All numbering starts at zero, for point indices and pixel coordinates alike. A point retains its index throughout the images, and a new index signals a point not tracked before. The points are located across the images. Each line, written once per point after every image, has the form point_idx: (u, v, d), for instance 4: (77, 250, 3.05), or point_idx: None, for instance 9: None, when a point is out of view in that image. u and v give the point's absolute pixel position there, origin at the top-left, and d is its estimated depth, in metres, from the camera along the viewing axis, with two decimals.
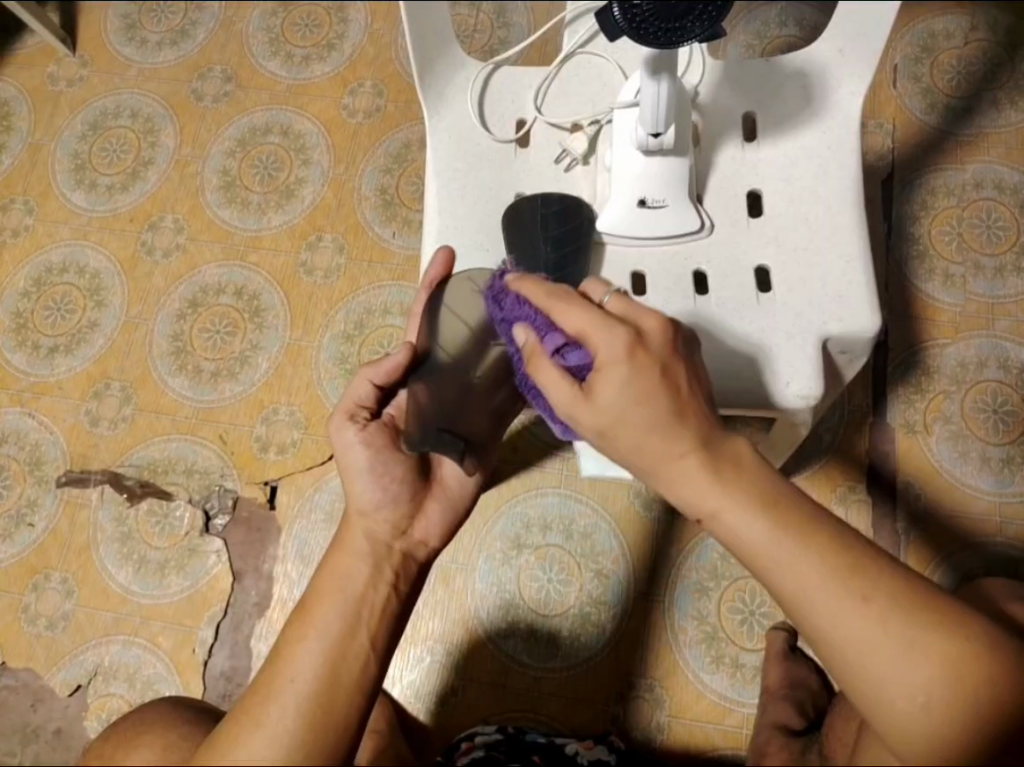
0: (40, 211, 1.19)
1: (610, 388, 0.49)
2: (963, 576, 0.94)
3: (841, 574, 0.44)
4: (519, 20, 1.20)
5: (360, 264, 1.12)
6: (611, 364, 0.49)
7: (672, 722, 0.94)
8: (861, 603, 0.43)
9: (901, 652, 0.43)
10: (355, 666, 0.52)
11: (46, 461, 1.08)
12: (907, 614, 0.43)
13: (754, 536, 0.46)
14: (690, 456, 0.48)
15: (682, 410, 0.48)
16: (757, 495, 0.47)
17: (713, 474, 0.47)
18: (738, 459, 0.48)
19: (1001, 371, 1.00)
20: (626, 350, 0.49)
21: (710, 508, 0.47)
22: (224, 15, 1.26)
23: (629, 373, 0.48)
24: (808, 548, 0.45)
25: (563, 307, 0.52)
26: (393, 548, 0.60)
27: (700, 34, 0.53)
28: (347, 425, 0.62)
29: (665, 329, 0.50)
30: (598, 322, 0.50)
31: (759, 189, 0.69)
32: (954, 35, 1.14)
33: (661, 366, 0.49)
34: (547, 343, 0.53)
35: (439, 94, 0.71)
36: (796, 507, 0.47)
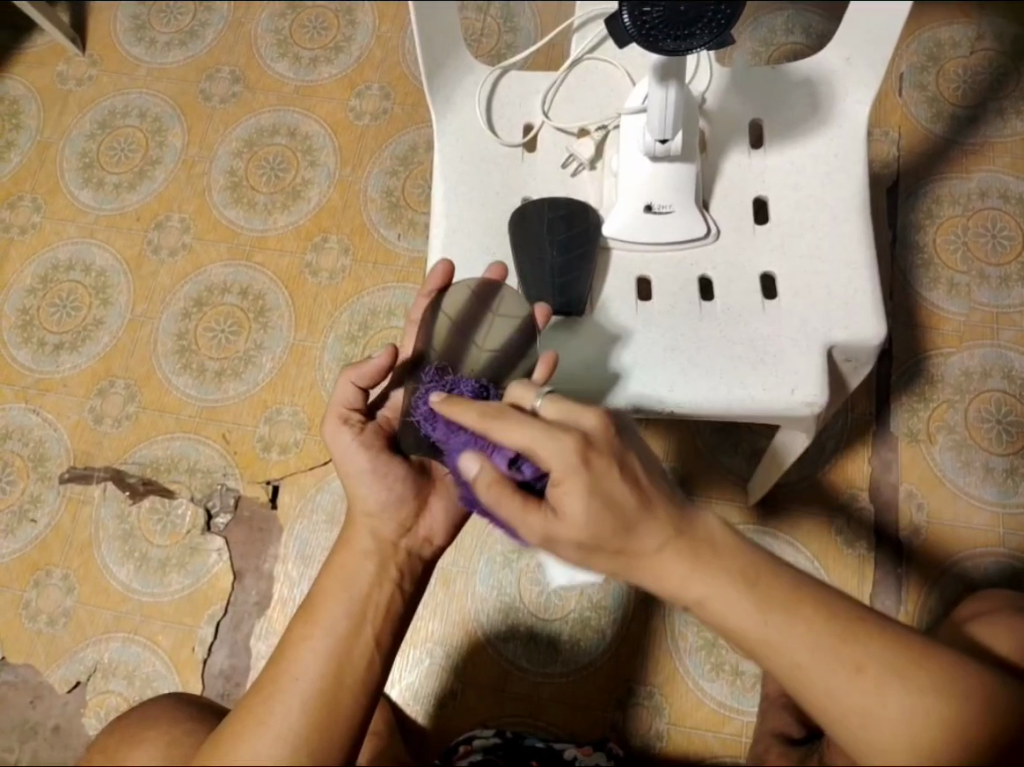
0: (48, 209, 1.20)
1: (572, 503, 0.45)
2: (964, 587, 0.94)
3: (834, 645, 0.44)
4: (527, 24, 1.21)
5: (365, 265, 1.13)
6: (569, 478, 0.44)
7: (672, 728, 0.93)
8: (855, 674, 0.43)
9: (898, 717, 0.43)
10: (360, 665, 0.53)
11: (49, 458, 1.08)
12: (903, 677, 0.43)
13: (743, 620, 0.44)
14: (667, 546, 0.45)
15: (644, 500, 0.45)
16: (737, 572, 0.45)
17: (691, 558, 0.45)
18: (710, 534, 0.46)
19: (1005, 381, 1.00)
20: (579, 460, 0.44)
21: (693, 595, 0.45)
22: (233, 16, 1.27)
23: (589, 487, 0.44)
24: (798, 624, 0.44)
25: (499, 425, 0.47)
26: (397, 547, 0.59)
27: (708, 42, 0.54)
28: (343, 428, 0.61)
29: (607, 422, 0.46)
30: (540, 435, 0.45)
31: (765, 196, 0.69)
32: (960, 45, 1.14)
33: (614, 466, 0.45)
34: (497, 458, 0.50)
35: (446, 98, 0.71)
36: (780, 581, 0.45)
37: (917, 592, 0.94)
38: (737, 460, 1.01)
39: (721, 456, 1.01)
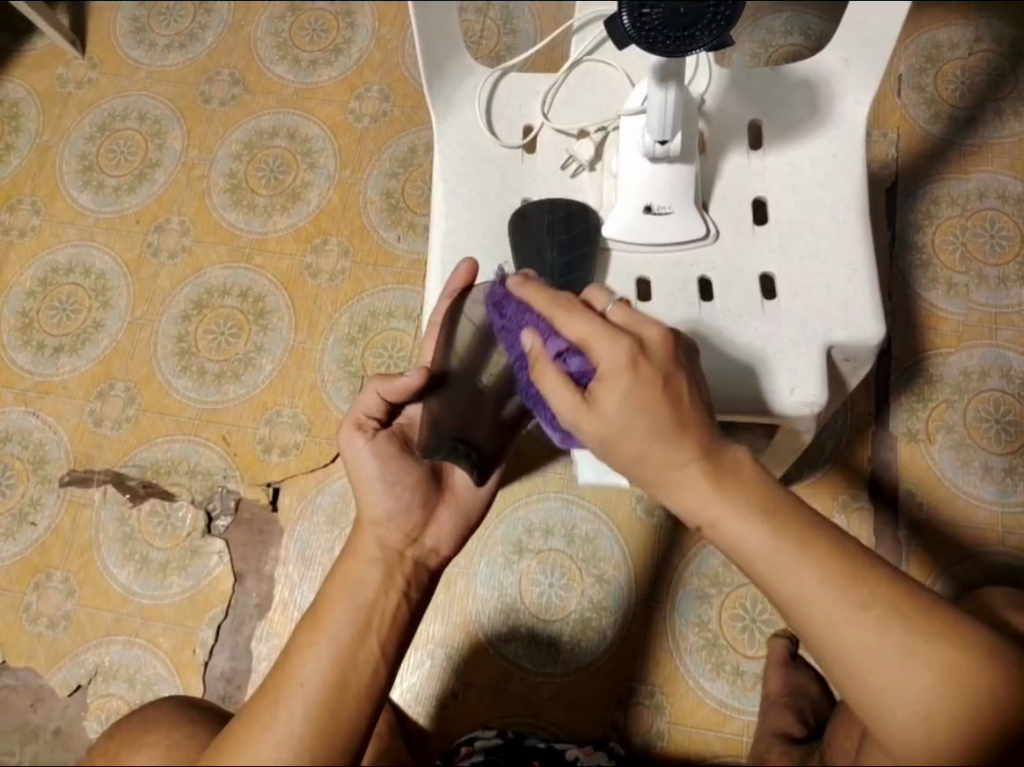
0: (47, 212, 1.20)
1: (611, 397, 0.48)
2: (964, 585, 0.94)
3: (842, 584, 0.44)
4: (526, 27, 1.21)
5: (365, 267, 1.13)
6: (614, 373, 0.48)
7: (673, 728, 0.94)
8: (860, 611, 0.44)
9: (901, 660, 0.43)
10: (364, 671, 0.53)
11: (49, 460, 1.08)
12: (906, 621, 0.44)
13: (755, 544, 0.46)
14: (693, 464, 0.47)
15: (682, 418, 0.47)
16: (755, 501, 0.47)
17: (714, 479, 0.47)
18: (736, 466, 0.48)
19: (1004, 381, 1.01)
20: (628, 360, 0.48)
21: (710, 515, 0.47)
22: (233, 19, 1.27)
23: (631, 383, 0.47)
24: (809, 558, 0.45)
25: (567, 315, 0.51)
26: (403, 554, 0.60)
27: (707, 44, 0.54)
28: (358, 437, 0.62)
29: (669, 339, 0.49)
30: (600, 332, 0.49)
31: (764, 197, 0.69)
32: (958, 46, 1.15)
33: (664, 374, 0.48)
34: (550, 347, 0.52)
35: (447, 99, 0.71)
36: (795, 514, 0.47)
37: None
38: None
39: None
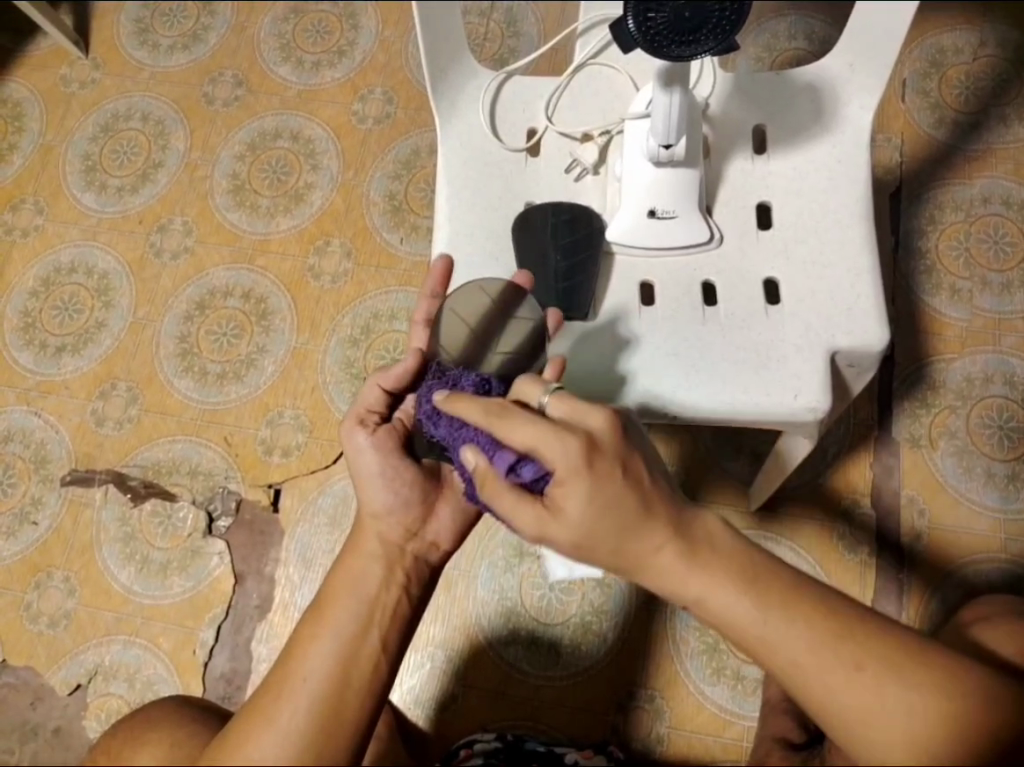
0: (50, 211, 1.20)
1: (574, 503, 0.45)
2: (965, 592, 0.94)
3: (833, 645, 0.43)
4: (530, 29, 1.21)
5: (368, 269, 1.13)
6: (571, 477, 0.45)
7: (672, 733, 0.93)
8: (854, 672, 0.43)
9: (898, 714, 0.42)
10: (367, 667, 0.52)
11: (51, 459, 1.08)
12: (903, 675, 0.43)
13: (741, 616, 0.45)
14: (667, 548, 0.46)
15: (647, 500, 0.46)
16: (736, 572, 0.45)
17: (691, 558, 0.46)
18: (709, 535, 0.47)
19: (1007, 388, 1.00)
20: (583, 461, 0.45)
21: (692, 592, 0.46)
22: (237, 20, 1.27)
23: (591, 486, 0.45)
24: (796, 623, 0.44)
25: (503, 425, 0.48)
26: (404, 550, 0.60)
27: (713, 48, 0.53)
28: (358, 433, 0.61)
29: (614, 426, 0.47)
30: (547, 433, 0.46)
31: (769, 201, 0.69)
32: (963, 51, 1.14)
33: (618, 466, 0.46)
34: (498, 464, 0.49)
35: (450, 102, 0.71)
36: (777, 579, 0.45)
37: (918, 598, 0.94)
38: (739, 465, 1.01)
39: (724, 460, 1.01)
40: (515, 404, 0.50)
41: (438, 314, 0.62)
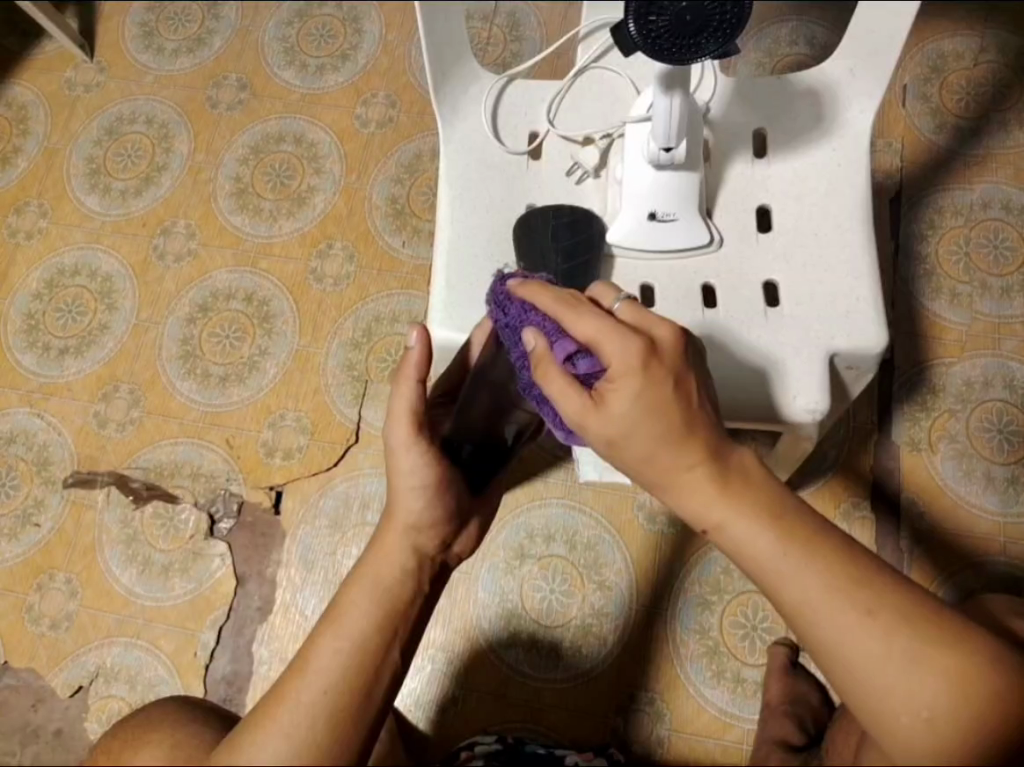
0: (54, 215, 1.20)
1: (620, 399, 0.48)
2: (966, 595, 0.94)
3: (847, 589, 0.44)
4: (532, 34, 1.22)
5: (370, 273, 1.13)
6: (625, 374, 0.48)
7: (673, 736, 0.93)
8: (865, 617, 0.43)
9: (906, 665, 0.43)
10: (382, 675, 0.52)
11: (54, 462, 1.08)
12: (911, 630, 0.43)
13: (761, 546, 0.46)
14: (700, 467, 0.47)
15: (690, 420, 0.47)
16: (764, 505, 0.47)
17: (720, 483, 0.47)
18: (743, 467, 0.48)
19: (1007, 391, 1.01)
20: (639, 360, 0.48)
21: (715, 517, 0.47)
22: (241, 24, 1.28)
23: (641, 386, 0.47)
24: (815, 561, 0.45)
25: (575, 317, 0.52)
26: (429, 560, 0.59)
27: (713, 51, 0.54)
28: (409, 442, 0.58)
29: (679, 339, 0.49)
30: (611, 329, 0.50)
31: (768, 205, 0.69)
32: (964, 57, 1.15)
33: (674, 374, 0.48)
34: (557, 350, 0.52)
35: (453, 105, 0.71)
36: (802, 516, 0.47)
37: None
38: None
39: None
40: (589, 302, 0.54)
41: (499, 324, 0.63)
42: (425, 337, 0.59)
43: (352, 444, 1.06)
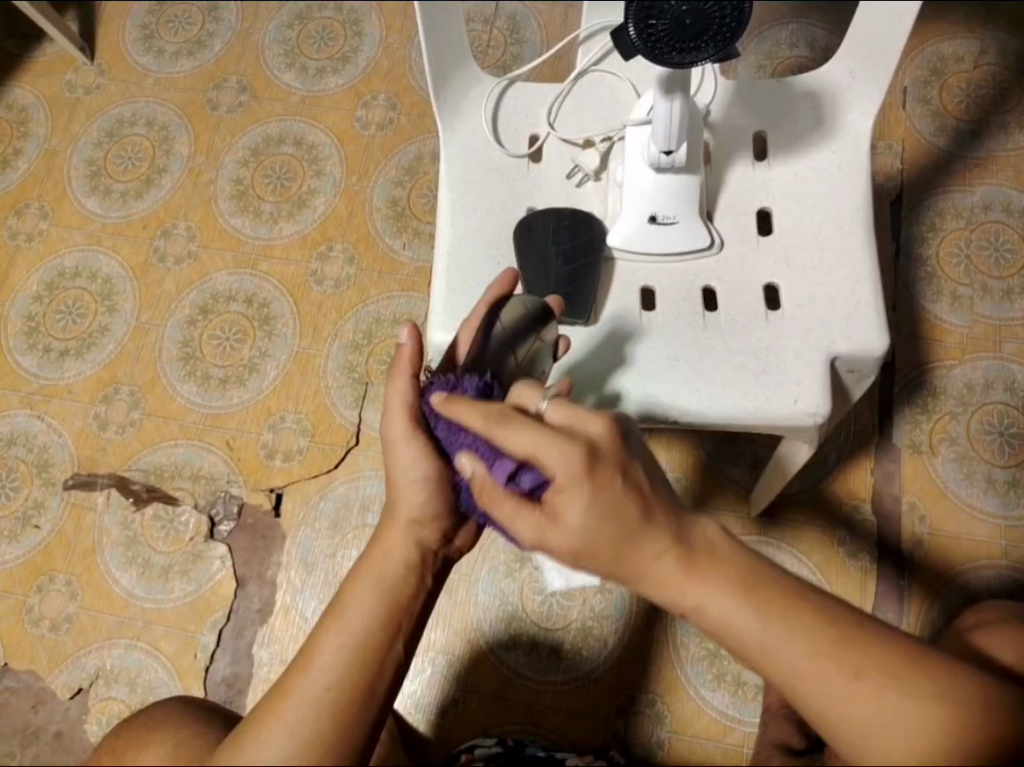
0: (55, 217, 1.20)
1: (572, 511, 0.45)
2: (966, 599, 0.94)
3: (833, 654, 0.43)
4: (533, 36, 1.22)
5: (370, 275, 1.13)
6: (571, 486, 0.45)
7: (673, 739, 0.93)
8: (854, 680, 0.43)
9: (899, 725, 0.43)
10: (386, 674, 0.52)
11: (54, 464, 1.08)
12: (902, 682, 0.43)
13: (740, 622, 0.44)
14: (667, 556, 0.45)
15: (647, 508, 0.46)
16: (738, 580, 0.45)
17: (690, 566, 0.45)
18: (708, 541, 0.46)
19: (1007, 394, 1.01)
20: (583, 469, 0.45)
21: (693, 600, 0.45)
22: (241, 26, 1.28)
23: (590, 495, 0.45)
24: (796, 632, 0.44)
25: (504, 431, 0.48)
26: (432, 555, 0.58)
27: (713, 55, 0.54)
28: (409, 436, 0.57)
29: (614, 433, 0.47)
30: (545, 441, 0.46)
31: (769, 207, 0.69)
32: (964, 59, 1.15)
33: (619, 469, 0.46)
34: (498, 472, 0.51)
35: (453, 107, 0.71)
36: (777, 582, 0.45)
37: (919, 603, 0.94)
38: (740, 471, 1.01)
39: (725, 467, 1.01)
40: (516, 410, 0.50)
41: (487, 320, 0.62)
42: (417, 332, 0.58)
43: (352, 446, 1.06)
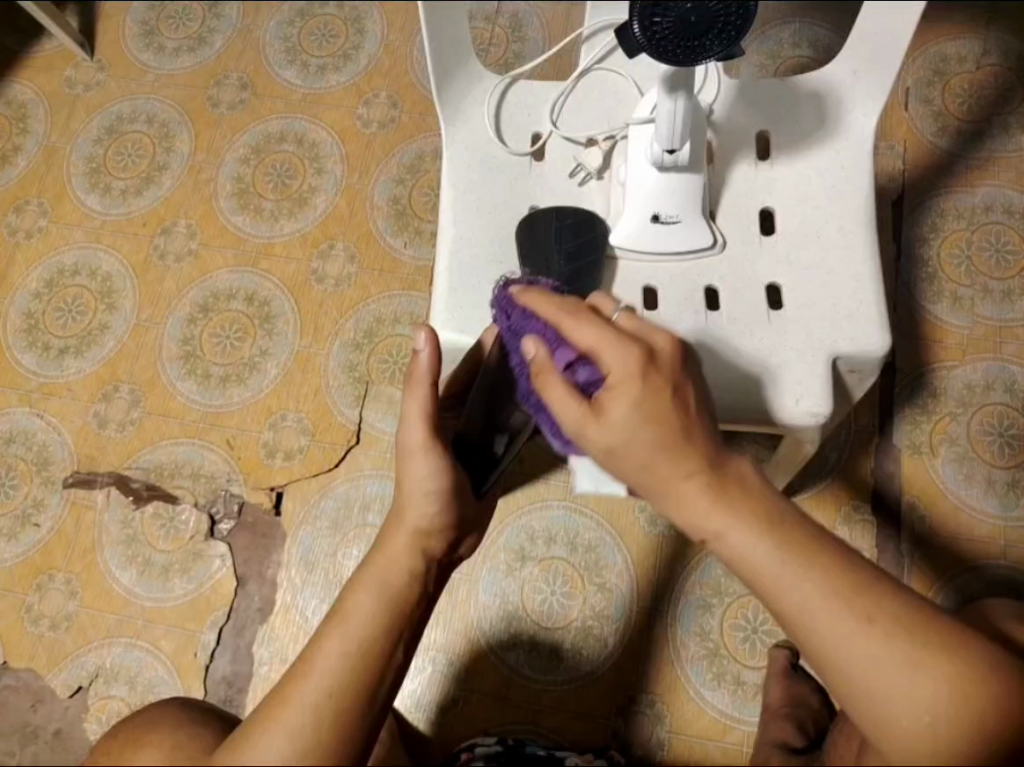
0: (54, 213, 1.20)
1: (620, 406, 0.47)
2: (965, 597, 0.94)
3: (847, 598, 0.44)
4: (535, 35, 1.22)
5: (371, 274, 1.13)
6: (624, 382, 0.47)
7: (673, 737, 0.94)
8: (867, 626, 0.43)
9: (907, 674, 0.43)
10: (387, 675, 0.52)
11: (54, 461, 1.08)
12: (913, 636, 0.44)
13: (758, 557, 0.45)
14: (697, 476, 0.46)
15: (690, 427, 0.46)
16: (759, 513, 0.46)
17: (718, 492, 0.46)
18: (740, 474, 0.47)
19: (1007, 395, 1.01)
20: (638, 367, 0.47)
21: (713, 528, 0.46)
22: (242, 23, 1.27)
23: (642, 394, 0.46)
24: (814, 571, 0.44)
25: (574, 323, 0.51)
26: (435, 564, 0.58)
27: (717, 54, 0.54)
28: (426, 446, 0.57)
29: (677, 348, 0.49)
30: (611, 336, 0.49)
31: (772, 208, 0.69)
32: (966, 60, 1.15)
33: (673, 384, 0.47)
34: (558, 358, 0.51)
35: (456, 105, 0.71)
36: (795, 523, 0.46)
37: None
38: None
39: None
40: (588, 309, 0.53)
41: None
42: (433, 338, 0.57)
43: (352, 446, 1.06)
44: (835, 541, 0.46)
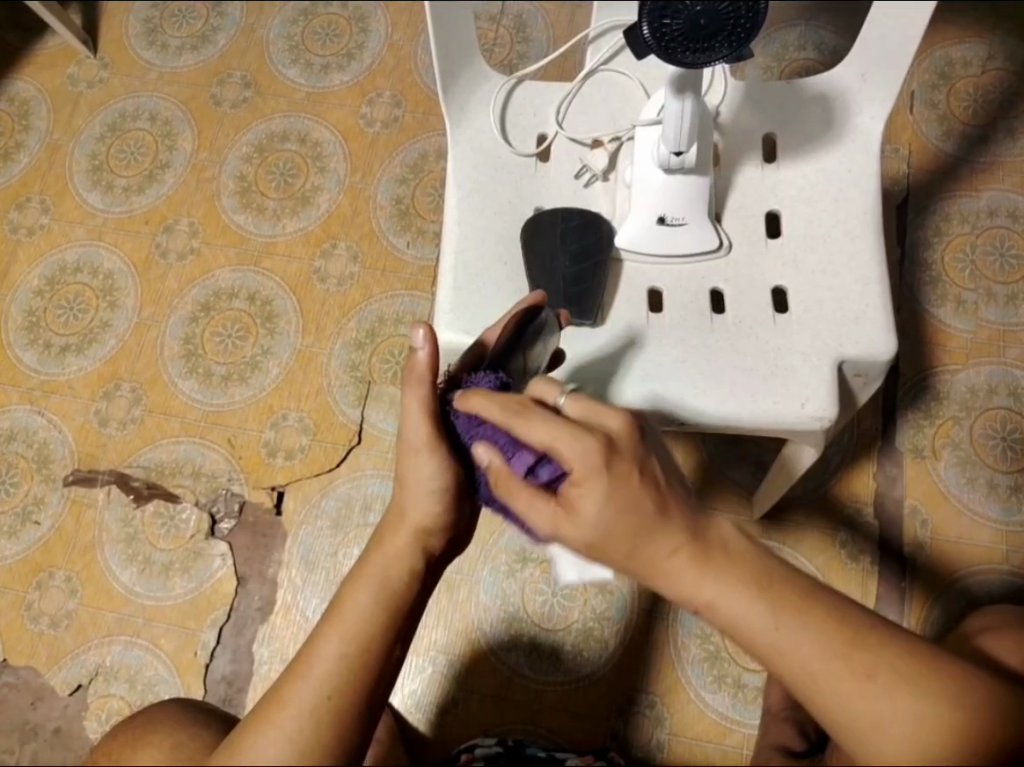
0: (56, 211, 1.20)
1: (590, 504, 0.46)
2: (967, 603, 0.94)
3: (845, 653, 0.44)
4: (540, 35, 1.21)
5: (374, 273, 1.13)
6: (588, 480, 0.46)
7: (673, 740, 0.93)
8: (865, 681, 0.44)
9: (910, 725, 0.43)
10: (385, 677, 0.52)
11: (54, 459, 1.08)
12: (912, 685, 0.44)
13: (755, 623, 0.45)
14: (679, 553, 0.45)
15: (665, 505, 0.46)
16: (750, 576, 0.45)
17: (702, 563, 0.45)
18: (724, 540, 0.46)
19: (1011, 399, 1.01)
20: (600, 461, 0.45)
21: (705, 597, 0.45)
22: (246, 21, 1.27)
23: (607, 490, 0.45)
24: (810, 628, 0.44)
25: (523, 423, 0.48)
26: (434, 561, 0.57)
27: (727, 55, 0.54)
28: (431, 447, 0.56)
29: (630, 428, 0.47)
30: (564, 432, 0.47)
31: (778, 210, 0.69)
32: (971, 64, 1.15)
33: (636, 470, 0.46)
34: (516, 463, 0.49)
35: (461, 105, 0.71)
36: (788, 582, 0.45)
37: (919, 607, 0.94)
38: (743, 473, 1.01)
39: (729, 469, 1.01)
40: (532, 404, 0.50)
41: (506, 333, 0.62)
42: (431, 338, 0.55)
43: (354, 446, 1.06)
44: (830, 595, 0.46)
